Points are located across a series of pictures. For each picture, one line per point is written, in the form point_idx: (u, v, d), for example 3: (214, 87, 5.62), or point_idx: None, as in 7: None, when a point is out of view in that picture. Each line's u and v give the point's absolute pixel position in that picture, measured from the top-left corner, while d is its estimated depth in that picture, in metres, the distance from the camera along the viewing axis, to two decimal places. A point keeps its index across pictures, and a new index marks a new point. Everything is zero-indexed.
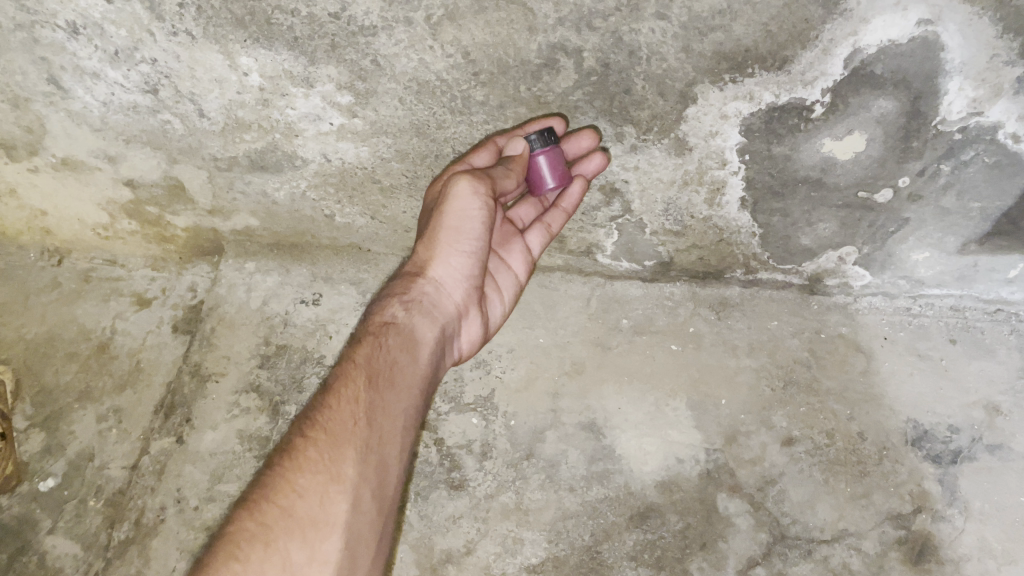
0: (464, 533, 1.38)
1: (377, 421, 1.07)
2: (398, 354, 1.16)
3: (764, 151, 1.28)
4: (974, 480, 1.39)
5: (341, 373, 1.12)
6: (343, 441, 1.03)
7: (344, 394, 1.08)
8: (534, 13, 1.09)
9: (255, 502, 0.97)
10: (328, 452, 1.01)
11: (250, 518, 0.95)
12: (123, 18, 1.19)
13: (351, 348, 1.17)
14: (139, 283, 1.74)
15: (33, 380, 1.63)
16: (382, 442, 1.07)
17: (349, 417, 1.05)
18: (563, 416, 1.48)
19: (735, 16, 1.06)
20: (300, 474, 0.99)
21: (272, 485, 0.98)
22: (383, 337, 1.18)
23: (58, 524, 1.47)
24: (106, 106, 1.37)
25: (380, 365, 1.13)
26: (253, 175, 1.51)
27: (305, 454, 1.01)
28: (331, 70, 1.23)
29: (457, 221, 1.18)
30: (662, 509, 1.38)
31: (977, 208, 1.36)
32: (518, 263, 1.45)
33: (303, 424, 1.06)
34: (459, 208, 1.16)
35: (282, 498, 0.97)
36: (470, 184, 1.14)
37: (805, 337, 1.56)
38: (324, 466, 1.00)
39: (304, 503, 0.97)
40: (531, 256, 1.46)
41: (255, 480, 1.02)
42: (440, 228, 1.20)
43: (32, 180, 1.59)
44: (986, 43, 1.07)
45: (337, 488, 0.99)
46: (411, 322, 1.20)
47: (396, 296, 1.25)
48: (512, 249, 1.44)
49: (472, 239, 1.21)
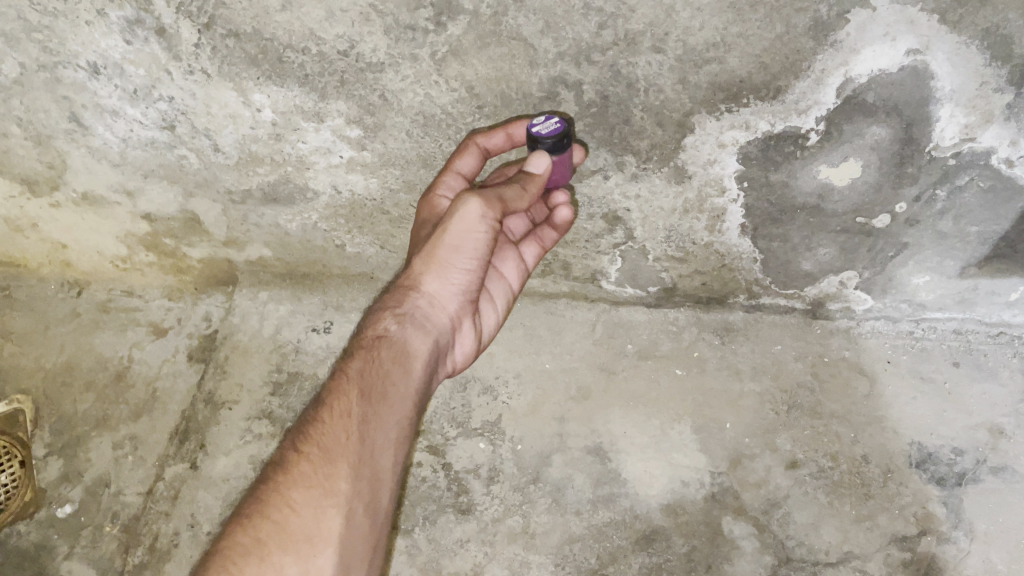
0: (471, 557, 1.39)
1: (370, 434, 1.08)
2: (391, 367, 1.16)
3: (762, 178, 1.31)
4: (978, 502, 1.40)
5: (335, 388, 1.14)
6: (336, 455, 1.05)
7: (337, 408, 1.10)
8: (535, 48, 1.13)
9: (249, 518, 1.00)
10: (321, 467, 1.04)
11: (245, 533, 0.98)
12: (141, 58, 1.24)
13: (344, 362, 1.18)
14: (155, 313, 1.77)
15: (52, 410, 1.66)
16: (375, 455, 1.08)
17: (342, 432, 1.07)
18: (570, 441, 1.50)
19: (729, 48, 1.09)
20: (295, 490, 1.02)
21: (267, 501, 1.01)
22: (376, 351, 1.18)
23: (75, 549, 1.50)
24: (125, 142, 1.42)
25: (373, 378, 1.13)
26: (266, 208, 1.55)
27: (299, 470, 1.04)
28: (341, 105, 1.28)
29: (459, 239, 1.16)
30: (667, 532, 1.39)
31: (974, 231, 1.38)
32: (511, 272, 1.41)
33: (298, 438, 1.09)
34: (462, 228, 1.15)
35: (275, 513, 1.00)
36: (481, 207, 1.12)
37: (809, 361, 1.58)
38: (318, 481, 1.03)
39: (296, 518, 1.00)
40: (524, 265, 1.42)
41: (249, 494, 1.05)
42: (440, 245, 1.18)
43: (53, 214, 1.64)
44: (974, 71, 1.10)
45: (330, 503, 1.01)
46: (403, 335, 1.19)
47: (388, 309, 1.23)
48: (506, 258, 1.39)
49: (473, 256, 1.18)
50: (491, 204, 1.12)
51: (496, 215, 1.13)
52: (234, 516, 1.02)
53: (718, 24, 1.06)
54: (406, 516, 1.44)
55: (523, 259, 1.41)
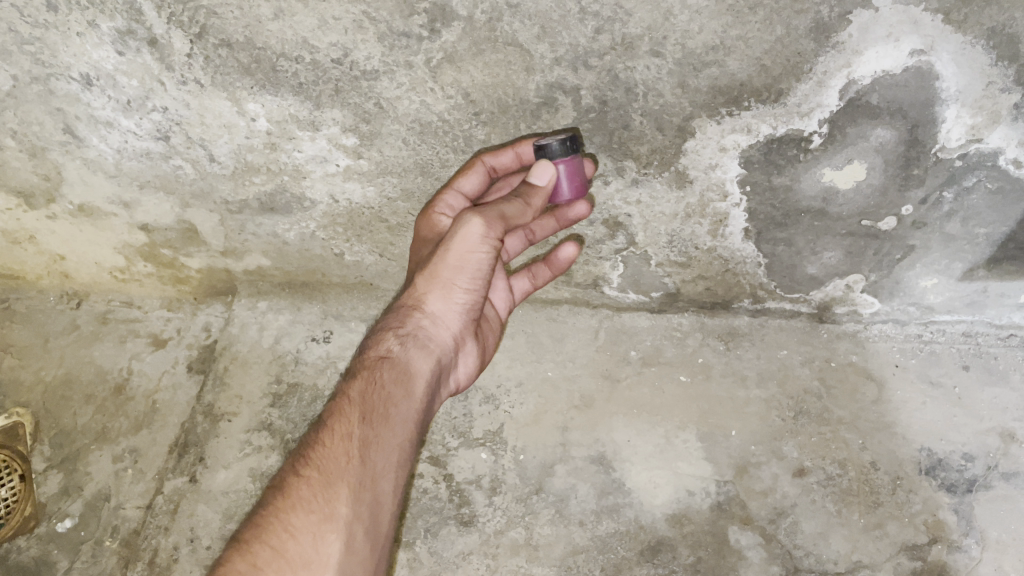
0: (474, 570, 1.38)
1: (371, 457, 1.07)
2: (393, 388, 1.14)
3: (765, 182, 1.29)
4: (990, 508, 1.39)
5: (336, 409, 1.12)
6: (337, 478, 1.03)
7: (338, 430, 1.09)
8: (531, 54, 1.11)
9: (247, 543, 0.97)
10: (322, 490, 1.02)
11: (242, 559, 0.95)
12: (134, 69, 1.23)
13: (346, 384, 1.16)
14: (155, 325, 1.76)
15: (52, 423, 1.65)
16: (376, 478, 1.07)
17: (344, 454, 1.05)
18: (573, 450, 1.48)
19: (729, 51, 1.07)
20: (294, 514, 1.00)
21: (265, 526, 0.99)
22: (377, 371, 1.16)
23: (75, 565, 1.49)
24: (120, 153, 1.41)
25: (375, 399, 1.12)
26: (264, 217, 1.54)
27: (300, 493, 1.02)
28: (336, 114, 1.26)
29: (461, 259, 1.15)
30: (673, 542, 1.37)
31: (982, 233, 1.36)
32: (501, 302, 1.43)
33: (297, 461, 1.07)
34: (465, 248, 1.13)
35: (274, 537, 0.98)
36: (483, 225, 1.10)
37: (816, 366, 1.56)
38: (318, 504, 1.01)
39: (296, 543, 0.97)
40: (512, 298, 1.45)
41: (247, 518, 1.02)
42: (443, 264, 1.16)
43: (51, 226, 1.63)
44: (981, 71, 1.07)
45: (330, 528, 1.00)
46: (406, 356, 1.18)
47: (389, 328, 1.21)
48: (497, 287, 1.41)
49: (476, 276, 1.17)
50: (495, 223, 1.11)
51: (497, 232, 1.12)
52: (231, 541, 0.99)
53: (718, 27, 1.04)
54: (408, 529, 1.41)
55: (512, 290, 1.44)
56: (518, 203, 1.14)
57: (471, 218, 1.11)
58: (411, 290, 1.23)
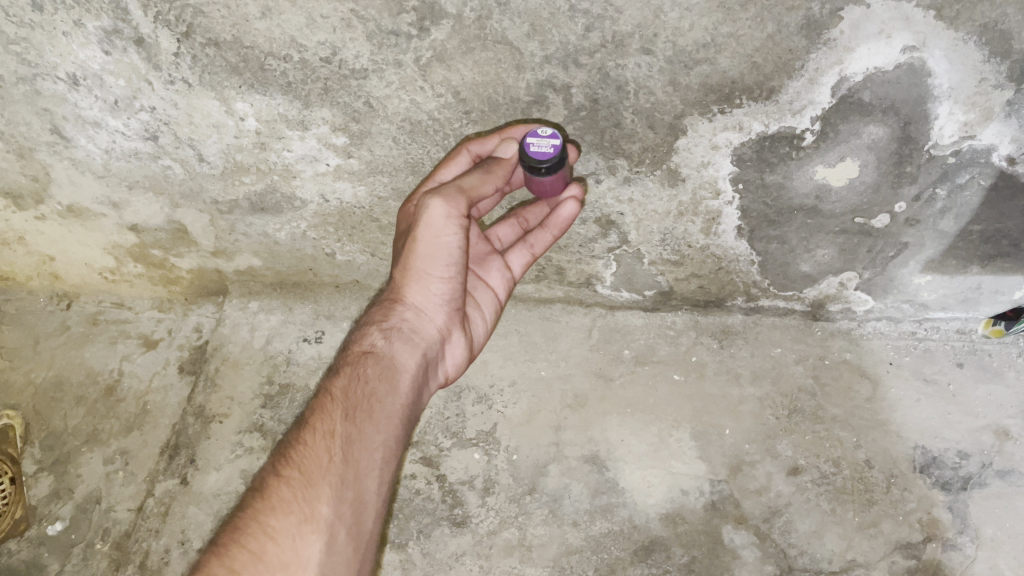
0: (468, 571, 1.37)
1: (354, 456, 1.06)
2: (377, 385, 1.14)
3: (757, 180, 1.28)
4: (985, 506, 1.38)
5: (319, 408, 1.11)
6: (318, 479, 1.02)
7: (320, 429, 1.08)
8: (521, 52, 1.10)
9: (224, 548, 0.95)
10: (301, 491, 1.01)
11: (219, 564, 0.93)
12: (121, 69, 1.21)
13: (329, 380, 1.16)
14: (146, 325, 1.75)
15: (42, 425, 1.64)
16: (360, 477, 1.05)
17: (325, 454, 1.04)
18: (565, 449, 1.48)
19: (720, 49, 1.06)
20: (273, 516, 0.98)
21: (244, 530, 0.97)
22: (360, 367, 1.16)
23: (65, 567, 1.48)
24: (108, 153, 1.40)
25: (358, 397, 1.11)
26: (254, 217, 1.53)
27: (279, 495, 1.00)
28: (325, 113, 1.25)
29: (430, 247, 1.14)
30: (666, 542, 1.37)
31: (977, 230, 1.35)
32: (497, 281, 1.36)
33: (278, 462, 1.06)
34: (432, 234, 1.12)
35: (253, 541, 0.96)
36: (444, 206, 1.10)
37: (809, 364, 1.55)
38: (297, 506, 0.99)
39: (275, 546, 0.96)
40: (512, 274, 1.37)
41: (226, 523, 1.00)
42: (414, 255, 1.16)
43: (40, 228, 1.62)
44: (973, 68, 1.07)
45: (310, 530, 0.98)
46: (390, 350, 1.18)
47: (374, 324, 1.22)
48: (490, 267, 1.35)
49: (447, 264, 1.16)
50: (453, 200, 1.10)
51: (461, 210, 1.11)
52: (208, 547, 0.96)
53: (708, 24, 1.03)
54: (400, 530, 1.41)
55: (510, 268, 1.36)
56: (477, 175, 1.14)
57: (433, 201, 1.11)
58: (393, 284, 1.23)
